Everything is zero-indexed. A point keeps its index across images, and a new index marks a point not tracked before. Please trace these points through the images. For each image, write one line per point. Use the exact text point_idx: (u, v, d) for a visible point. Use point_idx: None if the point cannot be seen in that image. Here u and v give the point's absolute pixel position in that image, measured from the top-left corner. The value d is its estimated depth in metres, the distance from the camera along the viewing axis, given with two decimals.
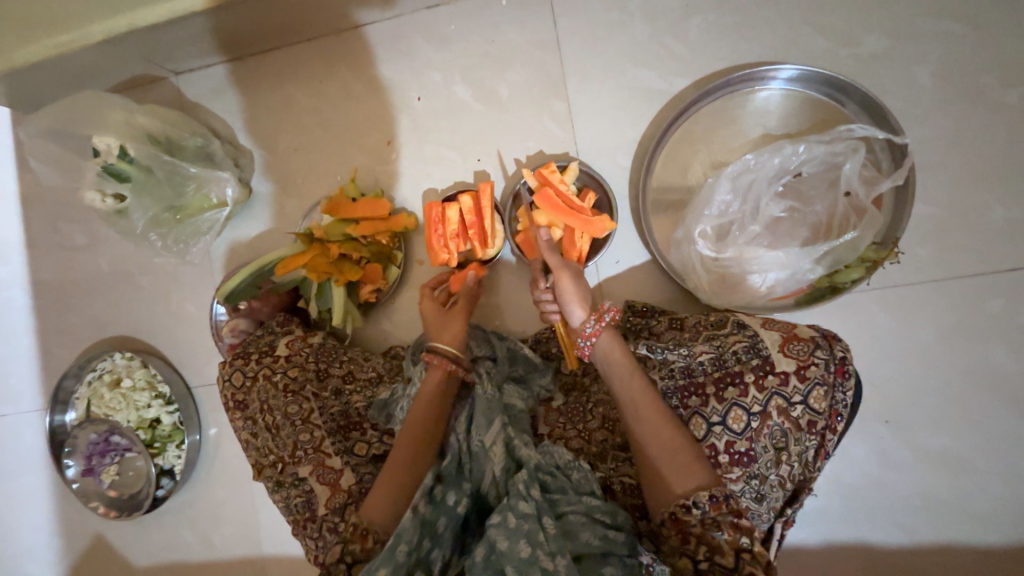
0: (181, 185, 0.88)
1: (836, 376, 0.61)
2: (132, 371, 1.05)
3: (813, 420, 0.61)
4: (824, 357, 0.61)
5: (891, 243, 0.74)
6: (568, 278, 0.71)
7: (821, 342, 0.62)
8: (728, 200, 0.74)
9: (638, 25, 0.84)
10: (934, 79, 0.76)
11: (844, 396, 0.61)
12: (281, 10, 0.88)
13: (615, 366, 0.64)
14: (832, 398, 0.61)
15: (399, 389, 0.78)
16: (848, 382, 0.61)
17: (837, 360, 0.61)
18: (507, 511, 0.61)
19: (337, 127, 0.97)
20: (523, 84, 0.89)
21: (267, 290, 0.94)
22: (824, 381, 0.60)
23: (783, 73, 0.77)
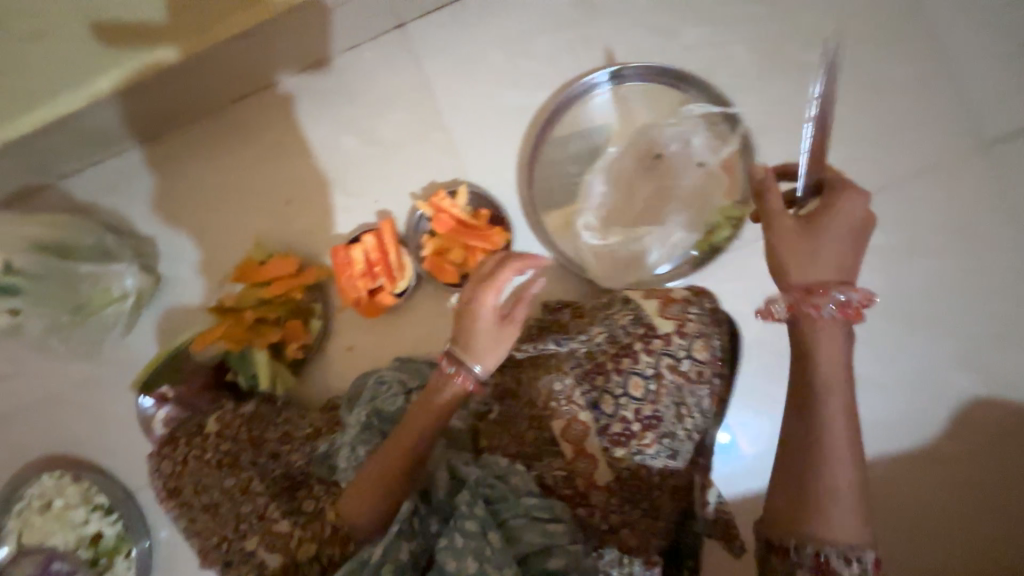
0: (78, 285, 0.88)
1: (711, 327, 0.67)
2: (63, 489, 0.99)
3: (700, 369, 0.66)
4: (696, 312, 0.67)
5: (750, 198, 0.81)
6: (784, 238, 0.52)
7: (692, 299, 0.68)
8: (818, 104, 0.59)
9: (494, 53, 0.92)
10: (751, 51, 0.85)
11: (723, 343, 0.67)
12: (152, 99, 0.90)
13: (826, 373, 0.49)
14: (712, 347, 0.66)
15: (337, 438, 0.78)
16: (723, 329, 0.68)
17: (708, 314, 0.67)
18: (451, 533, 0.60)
19: (235, 198, 0.99)
20: (402, 124, 0.95)
21: (190, 370, 0.92)
22: (701, 333, 0.66)
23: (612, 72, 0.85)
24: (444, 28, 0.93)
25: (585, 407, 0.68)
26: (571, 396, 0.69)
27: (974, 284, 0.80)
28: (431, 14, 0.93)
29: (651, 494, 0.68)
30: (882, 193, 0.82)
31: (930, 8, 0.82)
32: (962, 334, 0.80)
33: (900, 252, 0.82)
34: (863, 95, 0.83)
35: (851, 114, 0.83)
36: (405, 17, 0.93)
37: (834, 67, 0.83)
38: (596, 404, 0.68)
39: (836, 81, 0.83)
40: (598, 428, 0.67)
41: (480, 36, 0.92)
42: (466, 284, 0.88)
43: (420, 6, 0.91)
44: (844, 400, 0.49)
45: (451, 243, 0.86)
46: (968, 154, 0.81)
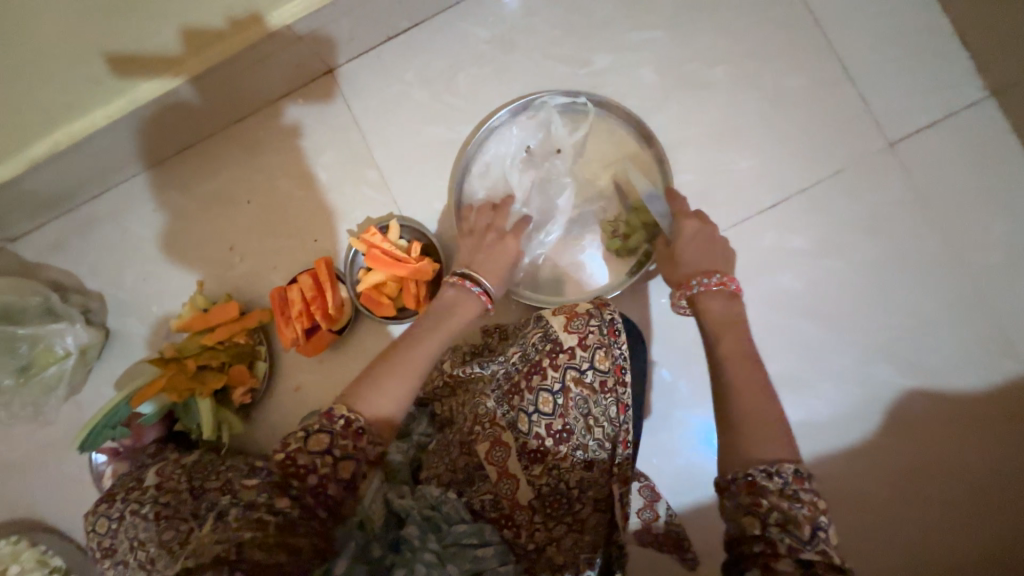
0: (16, 347, 0.90)
1: (611, 337, 0.68)
2: (18, 555, 0.96)
3: (603, 379, 0.67)
4: (597, 324, 0.68)
5: None
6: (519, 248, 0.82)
7: (593, 311, 0.69)
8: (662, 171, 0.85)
9: (417, 91, 0.95)
10: (658, 73, 0.88)
11: (623, 351, 0.68)
12: (90, 158, 0.93)
13: (713, 324, 0.65)
14: (613, 356, 0.67)
15: None
16: (622, 338, 0.68)
17: (608, 324, 0.68)
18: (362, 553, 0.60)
19: (180, 247, 1.01)
20: (335, 165, 0.97)
21: (137, 425, 0.93)
22: (601, 343, 0.67)
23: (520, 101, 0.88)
24: (370, 71, 0.97)
25: (505, 428, 0.69)
26: (490, 417, 0.69)
27: (894, 279, 0.81)
28: (357, 59, 0.97)
29: (573, 507, 0.68)
30: (794, 197, 0.84)
31: (824, 20, 0.86)
32: (887, 328, 0.81)
33: (817, 252, 0.83)
34: (768, 105, 0.86)
35: (758, 124, 0.86)
36: (332, 64, 0.97)
37: (737, 81, 0.87)
38: (514, 422, 0.69)
39: (740, 95, 0.86)
40: (518, 446, 0.68)
41: (405, 77, 0.96)
42: (404, 316, 0.90)
43: (345, 53, 0.95)
44: (743, 349, 0.61)
45: (382, 276, 0.87)
46: (875, 154, 0.84)
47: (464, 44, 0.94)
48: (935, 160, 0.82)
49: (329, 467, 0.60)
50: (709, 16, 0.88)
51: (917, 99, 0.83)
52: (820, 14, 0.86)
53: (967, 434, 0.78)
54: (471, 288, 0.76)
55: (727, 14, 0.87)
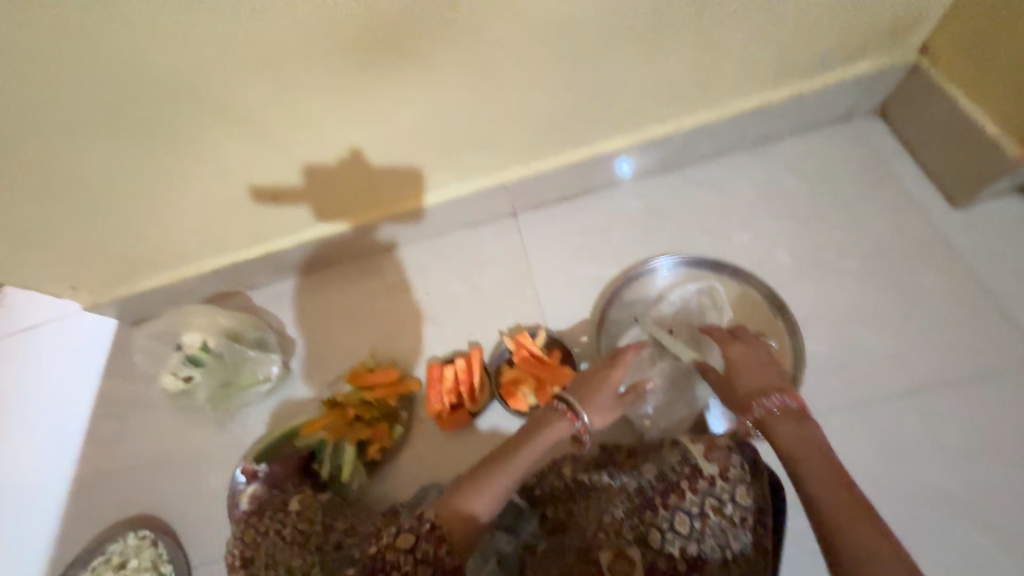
0: (237, 365, 1.15)
1: (750, 474, 0.74)
2: (141, 550, 1.12)
3: (745, 515, 0.71)
4: (738, 460, 0.73)
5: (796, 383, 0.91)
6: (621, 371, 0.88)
7: (734, 446, 0.75)
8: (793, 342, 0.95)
9: (579, 237, 1.20)
10: (791, 257, 1.04)
11: (761, 492, 0.73)
12: (331, 243, 1.26)
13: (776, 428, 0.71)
14: (753, 495, 0.73)
15: None
16: (762, 479, 0.74)
17: (748, 460, 0.74)
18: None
19: (361, 316, 1.26)
20: (501, 279, 1.21)
21: (287, 453, 1.08)
22: (743, 479, 0.73)
23: (674, 259, 1.06)
24: (545, 216, 1.25)
25: (632, 543, 0.72)
26: (619, 529, 0.73)
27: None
28: (536, 207, 1.26)
29: None
30: (930, 389, 0.89)
31: (953, 241, 0.98)
32: None
33: (957, 449, 0.85)
34: (900, 301, 0.96)
35: (890, 316, 0.95)
36: (515, 207, 1.26)
37: (868, 276, 0.99)
38: (642, 537, 0.72)
39: (871, 288, 0.98)
40: (646, 564, 0.70)
41: (571, 224, 1.22)
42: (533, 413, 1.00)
43: (529, 201, 1.25)
44: (817, 451, 0.67)
45: (524, 374, 1.01)
46: (1018, 364, 0.88)
47: (624, 210, 1.20)
48: None
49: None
50: (840, 221, 1.05)
51: None
52: (949, 233, 0.99)
53: None
54: (563, 410, 0.83)
55: (857, 222, 1.04)
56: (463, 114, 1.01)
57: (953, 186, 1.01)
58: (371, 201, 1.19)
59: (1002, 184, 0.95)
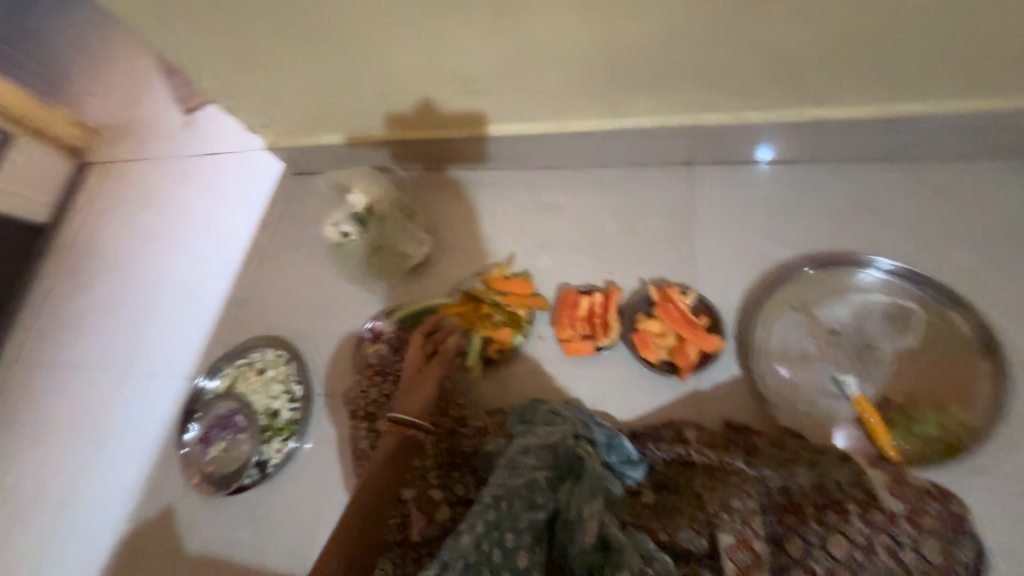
0: (393, 234, 1.21)
1: (949, 529, 0.73)
2: (277, 365, 1.28)
3: (925, 568, 0.69)
4: (937, 508, 0.73)
5: (975, 432, 0.82)
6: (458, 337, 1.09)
7: (935, 494, 0.74)
8: (989, 386, 0.83)
9: (757, 209, 1.10)
10: (1001, 306, 0.91)
11: (962, 555, 0.72)
12: (499, 147, 1.26)
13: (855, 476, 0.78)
14: (947, 553, 0.71)
15: (502, 445, 0.92)
16: (966, 541, 0.73)
17: (948, 516, 0.73)
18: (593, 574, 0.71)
19: (504, 226, 1.28)
20: (657, 228, 1.15)
21: (417, 325, 1.17)
22: (935, 530, 0.71)
23: (863, 261, 0.95)
24: (723, 178, 1.15)
25: (765, 539, 0.71)
26: (751, 519, 0.71)
27: None
28: (717, 164, 1.16)
29: None
30: None
31: None
32: None
33: None
34: None
35: None
36: (693, 159, 1.17)
37: None
38: (781, 540, 0.71)
39: None
40: (781, 566, 0.70)
41: (752, 194, 1.12)
42: (661, 368, 0.98)
43: (712, 157, 1.15)
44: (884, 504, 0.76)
45: (664, 325, 0.99)
46: None
47: (818, 194, 1.08)
48: None
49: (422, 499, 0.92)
50: None
51: None
52: None
53: None
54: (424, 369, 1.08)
55: None
56: (706, 38, 0.89)
57: None
58: (551, 108, 1.12)
59: None
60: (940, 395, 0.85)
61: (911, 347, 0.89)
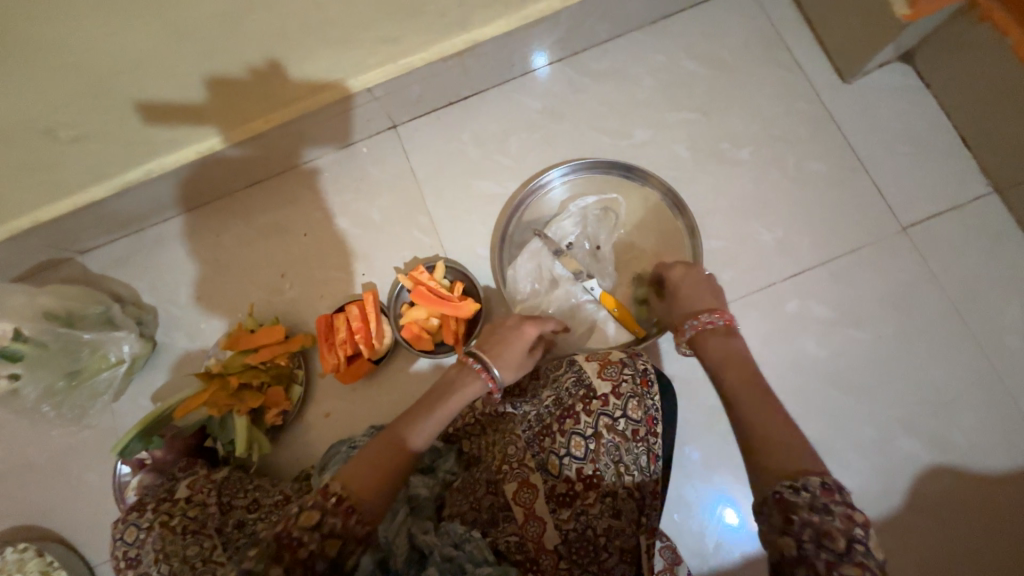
0: (76, 351, 0.94)
1: (643, 386, 0.70)
2: (24, 565, 0.97)
3: (635, 428, 0.69)
4: (629, 372, 0.70)
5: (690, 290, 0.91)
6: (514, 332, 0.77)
7: (626, 360, 0.71)
8: (688, 237, 0.92)
9: (471, 150, 1.06)
10: (689, 150, 0.98)
11: (655, 402, 0.69)
12: (174, 186, 1.03)
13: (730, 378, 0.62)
14: (645, 406, 0.69)
15: None
16: (654, 389, 0.70)
17: (641, 373, 0.70)
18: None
19: (234, 271, 1.08)
20: (390, 208, 1.06)
21: (171, 435, 0.96)
22: (634, 393, 0.69)
23: (566, 168, 0.97)
24: (431, 128, 1.08)
25: (535, 470, 0.70)
26: (523, 459, 0.71)
27: (914, 351, 0.86)
28: (420, 118, 1.08)
29: (600, 557, 0.66)
30: (815, 268, 0.90)
31: (840, 115, 0.96)
32: (908, 403, 0.84)
33: (836, 322, 0.88)
34: (790, 186, 0.94)
35: (781, 199, 0.94)
36: (395, 121, 1.08)
37: (760, 164, 0.96)
38: (544, 463, 0.70)
39: (764, 174, 0.95)
40: (546, 488, 0.69)
41: (463, 136, 1.06)
42: (440, 351, 0.95)
43: (410, 112, 1.07)
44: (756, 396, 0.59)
45: (426, 311, 0.93)
46: (891, 232, 0.91)
47: (518, 113, 1.06)
48: (948, 246, 0.89)
49: (316, 546, 0.56)
50: (737, 102, 0.99)
51: (926, 187, 0.92)
52: (833, 108, 0.97)
53: (991, 514, 0.80)
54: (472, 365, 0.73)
55: (753, 104, 0.99)
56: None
57: (841, 58, 0.97)
58: (189, 124, 0.92)
59: (886, 52, 0.92)
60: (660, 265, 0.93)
61: (627, 232, 0.95)
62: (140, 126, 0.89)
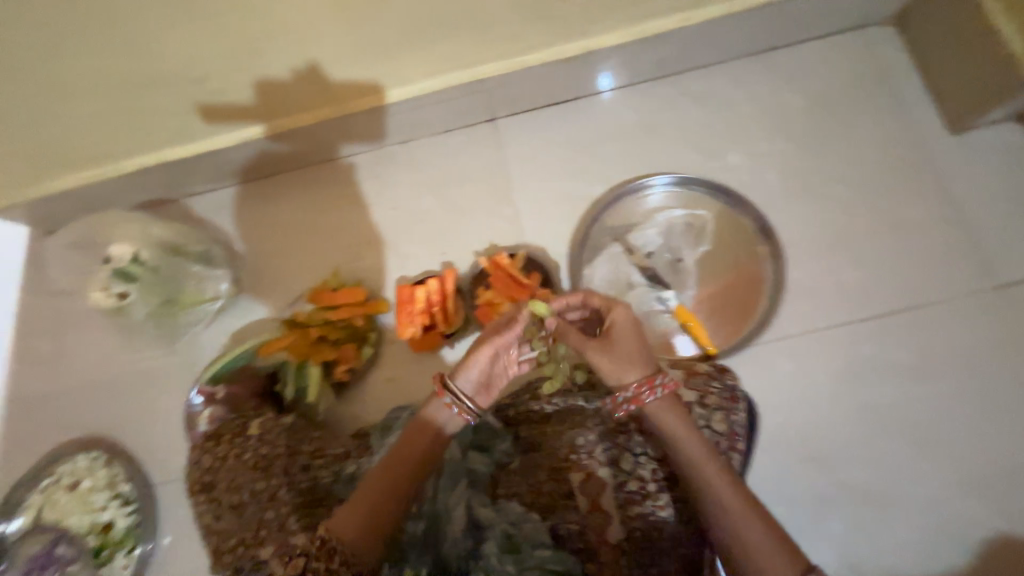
0: (180, 281, 1.02)
1: (729, 402, 0.70)
2: (93, 472, 1.05)
3: (718, 441, 0.69)
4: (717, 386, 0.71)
5: (768, 316, 0.91)
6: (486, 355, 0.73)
7: (714, 373, 0.73)
8: (773, 262, 0.92)
9: (563, 151, 1.09)
10: (782, 179, 0.99)
11: (739, 419, 0.72)
12: (282, 146, 1.10)
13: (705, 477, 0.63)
14: (729, 421, 0.71)
15: (366, 461, 0.85)
16: (741, 405, 0.71)
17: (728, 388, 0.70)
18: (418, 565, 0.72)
19: (321, 232, 1.14)
20: (477, 195, 1.11)
21: (246, 373, 1.00)
22: (720, 406, 0.69)
23: (662, 180, 0.99)
24: (526, 126, 1.12)
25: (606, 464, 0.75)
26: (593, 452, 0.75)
27: (1002, 412, 0.83)
28: (518, 115, 1.13)
29: (660, 559, 0.70)
30: (901, 313, 0.89)
31: (943, 165, 0.96)
32: (991, 465, 0.81)
33: (920, 370, 0.86)
34: (883, 227, 0.94)
35: (874, 240, 0.93)
36: (494, 115, 1.13)
37: (853, 202, 0.96)
38: (616, 460, 0.75)
39: (857, 212, 0.95)
40: (616, 483, 0.74)
41: (556, 138, 1.11)
42: None
43: (510, 108, 1.12)
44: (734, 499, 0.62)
45: (502, 295, 0.96)
46: (988, 288, 0.89)
47: (613, 123, 1.09)
48: None
49: None
50: (835, 140, 1.00)
51: None
52: (936, 158, 0.96)
53: None
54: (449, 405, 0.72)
55: (853, 143, 0.99)
56: None
57: (952, 108, 0.96)
58: (315, 90, 0.99)
59: (1001, 109, 0.91)
60: (743, 288, 0.93)
61: (711, 249, 0.96)
62: (272, 85, 0.97)
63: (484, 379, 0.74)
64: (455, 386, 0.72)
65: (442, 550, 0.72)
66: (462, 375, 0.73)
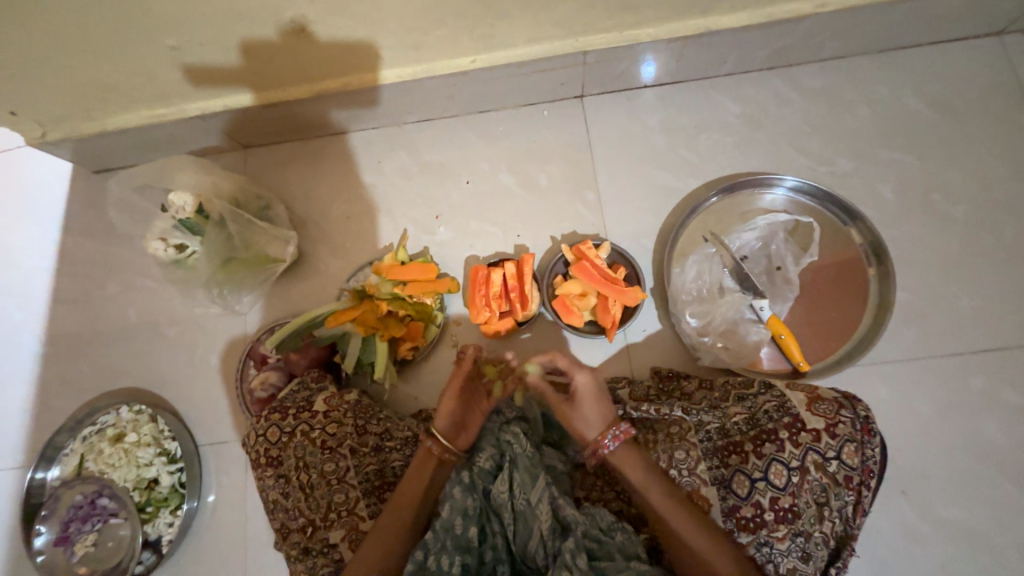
0: (247, 239, 0.97)
1: (864, 434, 0.69)
2: (138, 426, 1.01)
3: (848, 474, 0.68)
4: (849, 416, 0.69)
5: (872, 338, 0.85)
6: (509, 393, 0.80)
7: (844, 402, 0.71)
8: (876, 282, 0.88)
9: (656, 137, 1.02)
10: (894, 194, 0.93)
11: (874, 453, 0.69)
12: (356, 103, 1.03)
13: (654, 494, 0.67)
14: (862, 454, 0.69)
15: None
16: (875, 439, 0.69)
17: (861, 420, 0.70)
18: (439, 554, 0.67)
19: (389, 200, 1.08)
20: (559, 176, 1.04)
21: (307, 342, 0.95)
22: (852, 438, 0.69)
23: (787, 183, 0.93)
24: (618, 107, 1.05)
25: (710, 483, 0.70)
26: (695, 467, 0.71)
27: None
28: (610, 93, 1.05)
29: None
30: (1009, 349, 0.84)
31: None
32: None
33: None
34: (999, 256, 0.88)
35: (988, 269, 0.88)
36: (585, 91, 1.05)
37: (970, 227, 0.90)
38: (728, 482, 0.70)
39: (973, 237, 0.89)
40: (724, 505, 0.69)
41: (650, 123, 1.03)
42: (588, 330, 0.92)
43: (603, 85, 1.04)
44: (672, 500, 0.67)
45: (583, 286, 0.89)
46: None
47: (714, 112, 1.01)
48: None
49: None
50: (958, 157, 0.93)
51: None
52: None
53: None
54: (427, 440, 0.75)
55: (976, 162, 0.92)
56: None
57: None
58: (405, 47, 0.91)
59: None
60: (846, 307, 0.88)
61: (815, 262, 0.90)
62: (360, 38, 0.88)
63: (459, 419, 0.77)
64: (437, 428, 0.76)
65: (519, 547, 0.70)
66: (440, 418, 0.77)
